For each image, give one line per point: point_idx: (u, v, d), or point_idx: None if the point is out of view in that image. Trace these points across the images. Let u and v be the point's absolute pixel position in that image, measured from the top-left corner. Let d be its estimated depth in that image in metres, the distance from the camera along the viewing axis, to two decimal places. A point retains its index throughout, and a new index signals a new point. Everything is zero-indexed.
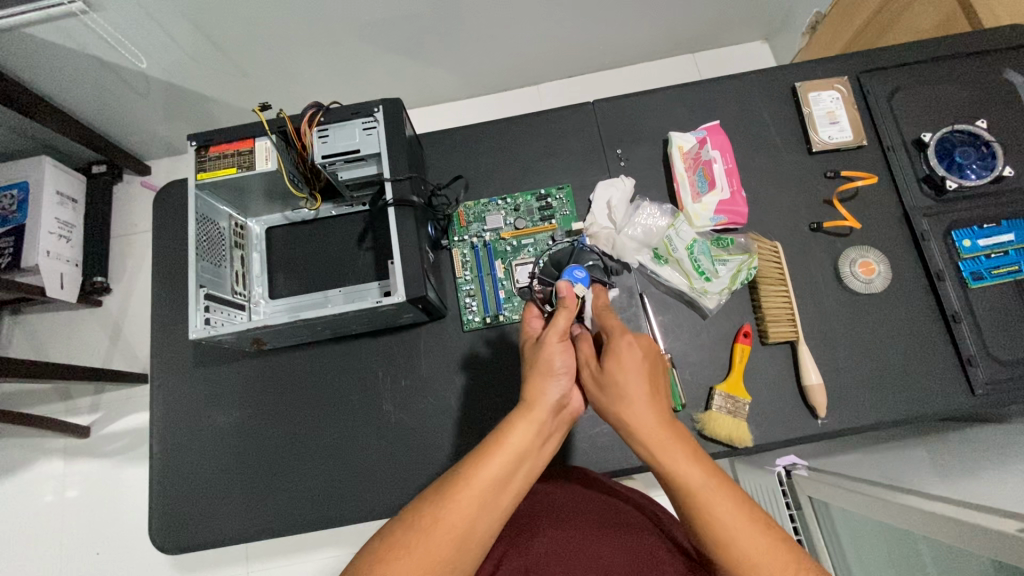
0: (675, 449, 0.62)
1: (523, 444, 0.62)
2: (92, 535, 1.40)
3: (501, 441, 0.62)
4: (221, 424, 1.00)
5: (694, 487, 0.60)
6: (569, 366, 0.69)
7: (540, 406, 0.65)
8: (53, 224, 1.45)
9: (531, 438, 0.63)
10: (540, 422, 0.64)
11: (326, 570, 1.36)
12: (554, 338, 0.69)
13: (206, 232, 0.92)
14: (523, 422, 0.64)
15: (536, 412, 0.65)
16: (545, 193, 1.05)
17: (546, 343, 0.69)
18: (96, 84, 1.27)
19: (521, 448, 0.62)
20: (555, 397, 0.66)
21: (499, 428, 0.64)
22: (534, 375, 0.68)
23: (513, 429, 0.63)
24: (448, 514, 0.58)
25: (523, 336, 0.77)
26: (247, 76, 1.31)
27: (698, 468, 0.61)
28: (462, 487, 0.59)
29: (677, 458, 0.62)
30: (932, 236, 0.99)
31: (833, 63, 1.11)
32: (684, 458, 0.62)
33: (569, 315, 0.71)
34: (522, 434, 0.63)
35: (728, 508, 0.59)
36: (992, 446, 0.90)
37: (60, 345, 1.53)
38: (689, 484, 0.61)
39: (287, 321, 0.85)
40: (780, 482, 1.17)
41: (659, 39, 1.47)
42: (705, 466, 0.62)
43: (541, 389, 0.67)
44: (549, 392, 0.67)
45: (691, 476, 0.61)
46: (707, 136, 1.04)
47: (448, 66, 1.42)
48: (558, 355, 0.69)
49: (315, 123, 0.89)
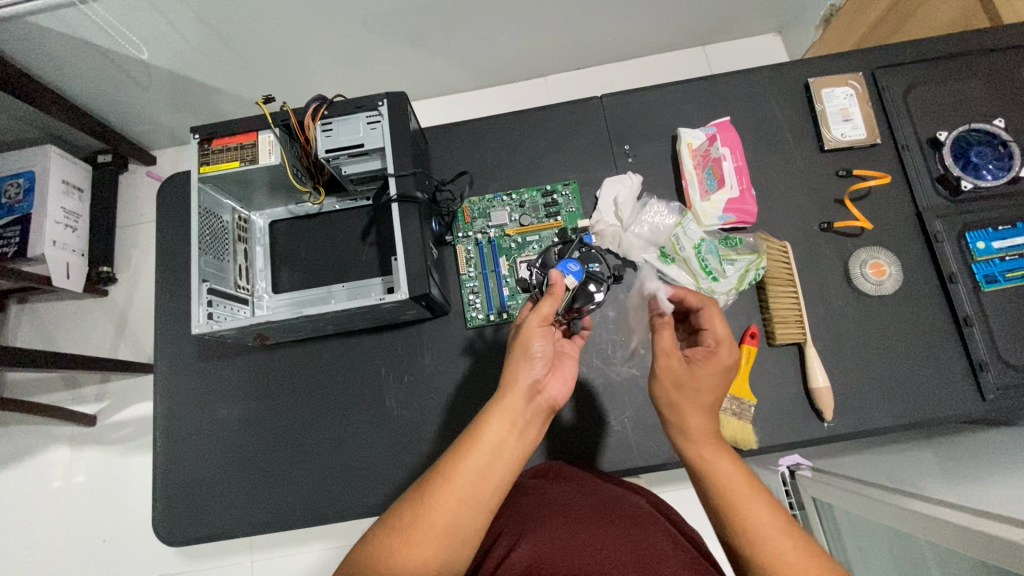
0: (714, 453, 0.69)
1: (498, 435, 0.62)
2: (98, 523, 1.42)
3: (475, 433, 0.62)
4: (222, 418, 1.00)
5: (723, 479, 0.66)
6: (545, 351, 0.69)
7: (514, 391, 0.65)
8: (59, 214, 1.45)
9: (506, 429, 0.63)
10: (513, 412, 0.64)
11: (327, 560, 1.37)
12: (535, 323, 0.70)
13: (209, 225, 0.91)
14: (496, 413, 0.64)
15: (510, 401, 0.64)
16: (551, 189, 1.04)
17: (526, 327, 0.69)
18: (100, 73, 1.26)
19: (495, 439, 0.62)
20: (528, 380, 0.66)
21: (473, 421, 0.63)
22: (510, 361, 0.68)
23: (487, 421, 0.63)
24: (427, 513, 0.58)
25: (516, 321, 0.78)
26: (252, 66, 1.30)
27: (733, 468, 0.67)
28: (440, 483, 0.59)
29: (713, 460, 0.68)
30: (945, 237, 0.97)
31: (847, 58, 1.09)
32: (720, 458, 0.68)
33: (554, 302, 0.70)
34: (496, 424, 0.63)
35: (753, 497, 0.64)
36: (1000, 451, 0.89)
37: (67, 334, 1.54)
38: (722, 477, 0.67)
39: (290, 317, 0.84)
40: (784, 482, 1.16)
41: (669, 32, 1.45)
42: (738, 468, 0.68)
43: (515, 372, 0.67)
44: (523, 377, 0.67)
45: (726, 473, 0.67)
46: (717, 132, 1.02)
47: (454, 57, 1.40)
48: (537, 338, 0.69)
49: (318, 117, 0.88)
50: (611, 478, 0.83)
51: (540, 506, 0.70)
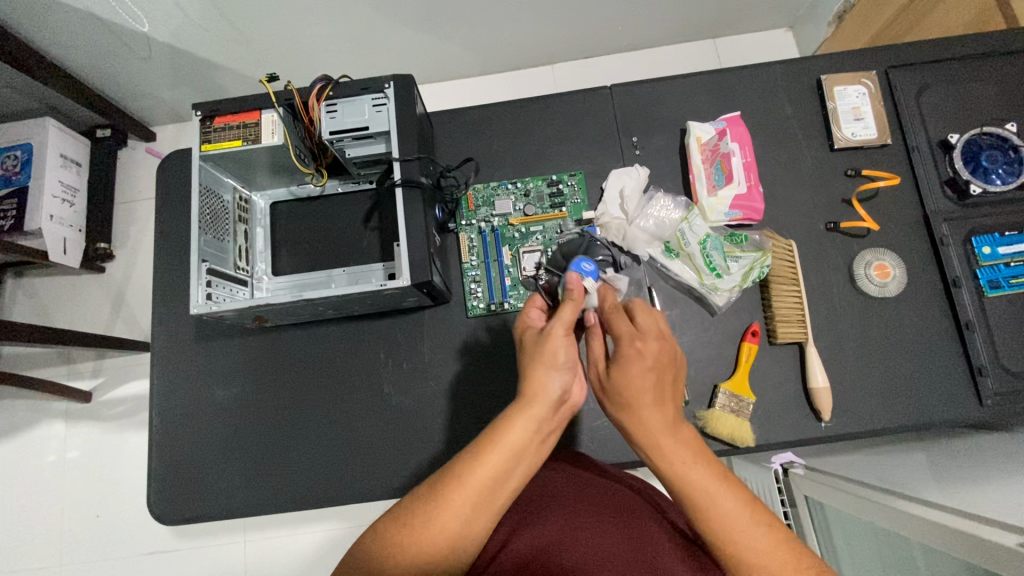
0: (676, 452, 0.60)
1: (520, 442, 0.60)
2: (92, 499, 1.42)
3: (497, 438, 0.60)
4: (220, 399, 0.99)
5: (689, 480, 0.59)
6: (571, 360, 0.65)
7: (540, 400, 0.62)
8: (57, 187, 1.43)
9: (529, 437, 0.60)
10: (540, 420, 0.61)
11: (321, 543, 1.38)
12: (560, 331, 0.66)
13: (209, 204, 0.90)
14: (522, 420, 0.61)
15: (534, 409, 0.61)
16: (556, 178, 1.03)
17: (551, 334, 0.65)
18: (99, 45, 1.24)
19: (518, 447, 0.60)
20: (556, 391, 0.63)
21: (495, 425, 0.60)
22: (537, 368, 0.64)
23: (511, 427, 0.60)
24: (440, 516, 0.57)
25: (520, 326, 0.74)
26: (255, 43, 1.27)
27: (701, 466, 0.59)
28: (456, 486, 0.58)
29: (677, 459, 0.60)
30: (951, 241, 0.96)
31: (861, 56, 1.07)
32: (685, 456, 0.59)
33: (575, 309, 0.69)
34: (520, 432, 0.60)
35: (724, 499, 0.58)
36: (994, 454, 0.90)
37: (63, 309, 1.52)
38: (685, 480, 0.59)
39: (290, 300, 0.83)
40: (777, 479, 1.16)
41: (680, 23, 1.42)
42: (709, 465, 0.59)
43: (543, 380, 0.63)
44: (551, 386, 0.63)
45: (687, 474, 0.59)
46: (727, 127, 1.01)
47: (461, 41, 1.38)
48: (563, 347, 0.65)
49: (323, 97, 0.86)
50: (611, 469, 0.82)
51: (540, 496, 0.70)
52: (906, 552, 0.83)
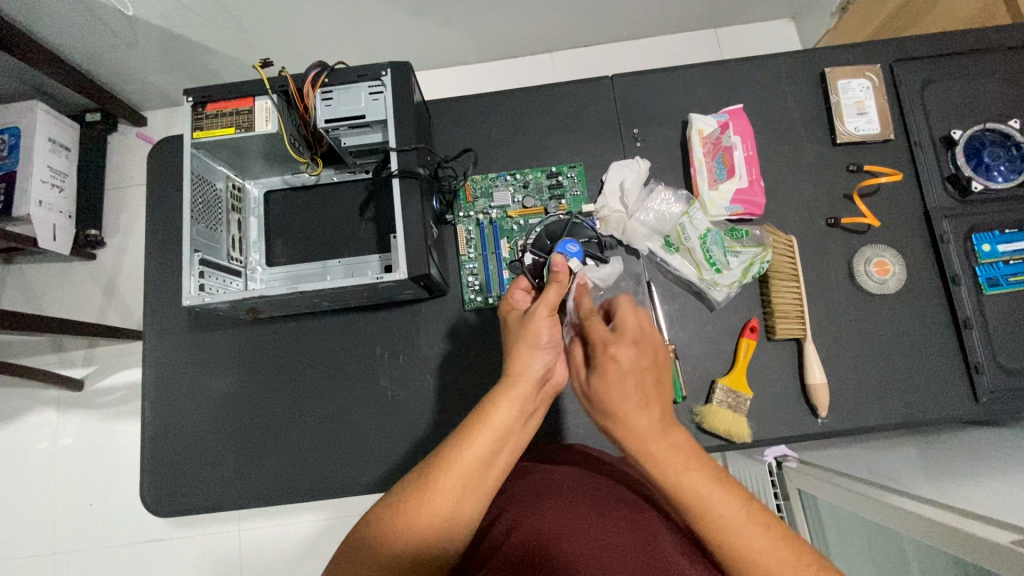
0: (665, 454, 0.59)
1: (506, 421, 0.60)
2: (85, 488, 1.41)
3: (483, 419, 0.60)
4: (213, 390, 0.98)
5: (686, 487, 0.58)
6: (554, 341, 0.66)
7: (524, 379, 0.63)
8: (45, 172, 1.40)
9: (515, 416, 0.61)
10: (523, 399, 0.62)
11: (313, 533, 1.38)
12: (543, 312, 0.67)
13: (202, 192, 0.88)
14: (506, 400, 0.62)
15: (519, 389, 0.62)
16: (556, 170, 1.02)
17: (534, 315, 0.66)
18: (88, 26, 1.20)
19: (503, 427, 0.60)
20: (538, 370, 0.64)
21: (479, 407, 0.61)
22: (520, 348, 0.64)
23: (495, 407, 0.61)
24: (430, 500, 0.57)
25: (507, 308, 0.74)
26: (248, 26, 1.24)
27: (690, 471, 0.58)
28: (444, 471, 0.58)
29: (670, 466, 0.58)
30: (952, 238, 0.96)
31: (865, 49, 1.06)
32: (675, 462, 0.58)
33: (561, 290, 0.68)
34: (506, 411, 0.61)
35: (720, 501, 0.57)
36: (986, 449, 0.90)
37: (54, 296, 1.50)
38: (680, 485, 0.58)
39: (285, 292, 0.81)
40: (770, 473, 1.13)
41: (682, 11, 1.40)
42: (700, 467, 0.58)
43: (525, 361, 0.64)
44: (533, 366, 0.64)
45: (682, 480, 0.58)
46: (729, 120, 1.00)
47: (459, 27, 1.35)
48: (546, 328, 0.66)
49: (318, 85, 0.84)
50: (612, 464, 0.80)
51: (539, 491, 0.67)
52: (897, 547, 0.83)
